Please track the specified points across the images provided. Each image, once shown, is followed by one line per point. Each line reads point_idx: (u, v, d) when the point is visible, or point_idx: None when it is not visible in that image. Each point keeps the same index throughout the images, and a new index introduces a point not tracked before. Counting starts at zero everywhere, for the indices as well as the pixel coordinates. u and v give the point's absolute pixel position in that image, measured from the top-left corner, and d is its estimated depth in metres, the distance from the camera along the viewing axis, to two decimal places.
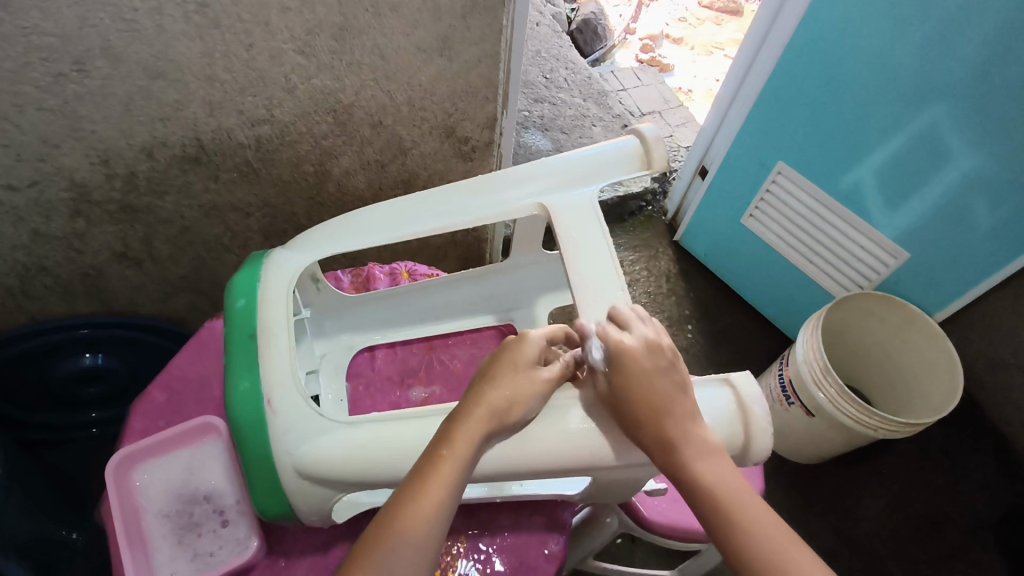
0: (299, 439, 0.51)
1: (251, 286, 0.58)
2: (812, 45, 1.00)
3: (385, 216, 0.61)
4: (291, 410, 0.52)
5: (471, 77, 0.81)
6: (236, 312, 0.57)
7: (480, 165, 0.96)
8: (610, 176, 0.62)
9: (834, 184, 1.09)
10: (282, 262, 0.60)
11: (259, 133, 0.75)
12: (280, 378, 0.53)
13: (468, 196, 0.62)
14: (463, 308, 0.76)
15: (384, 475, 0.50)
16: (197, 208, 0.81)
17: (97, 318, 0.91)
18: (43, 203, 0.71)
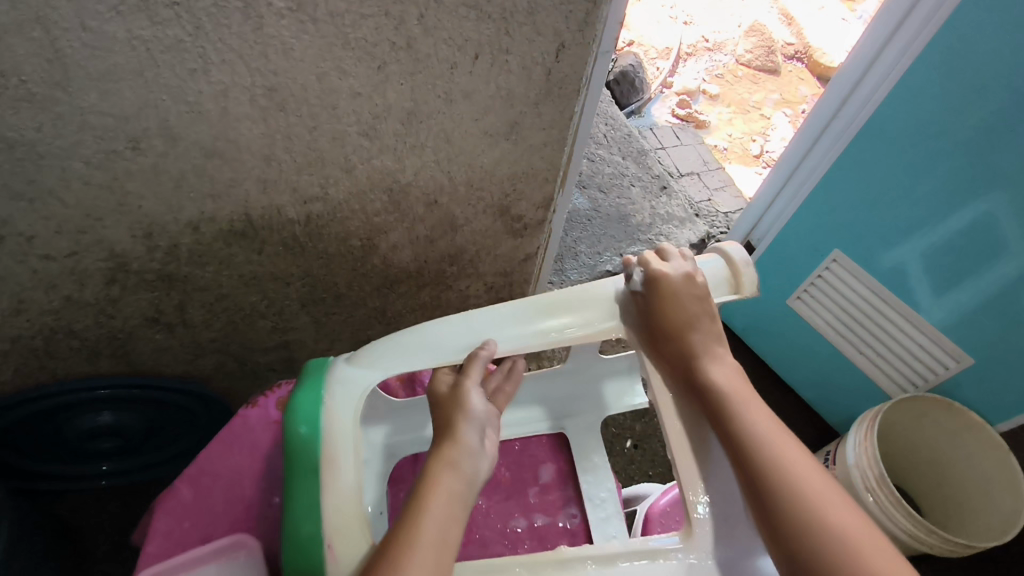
0: None
1: (314, 410, 0.53)
2: (879, 135, 0.96)
3: (456, 332, 0.56)
4: (350, 560, 0.49)
5: (534, 160, 0.77)
6: (297, 440, 0.52)
7: (528, 241, 0.93)
8: (696, 301, 0.58)
9: (884, 268, 1.04)
10: (347, 380, 0.56)
11: (310, 210, 0.71)
12: (345, 524, 0.50)
13: (545, 316, 0.56)
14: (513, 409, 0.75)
15: None
16: (236, 277, 0.77)
17: (119, 379, 0.87)
18: (79, 271, 0.67)
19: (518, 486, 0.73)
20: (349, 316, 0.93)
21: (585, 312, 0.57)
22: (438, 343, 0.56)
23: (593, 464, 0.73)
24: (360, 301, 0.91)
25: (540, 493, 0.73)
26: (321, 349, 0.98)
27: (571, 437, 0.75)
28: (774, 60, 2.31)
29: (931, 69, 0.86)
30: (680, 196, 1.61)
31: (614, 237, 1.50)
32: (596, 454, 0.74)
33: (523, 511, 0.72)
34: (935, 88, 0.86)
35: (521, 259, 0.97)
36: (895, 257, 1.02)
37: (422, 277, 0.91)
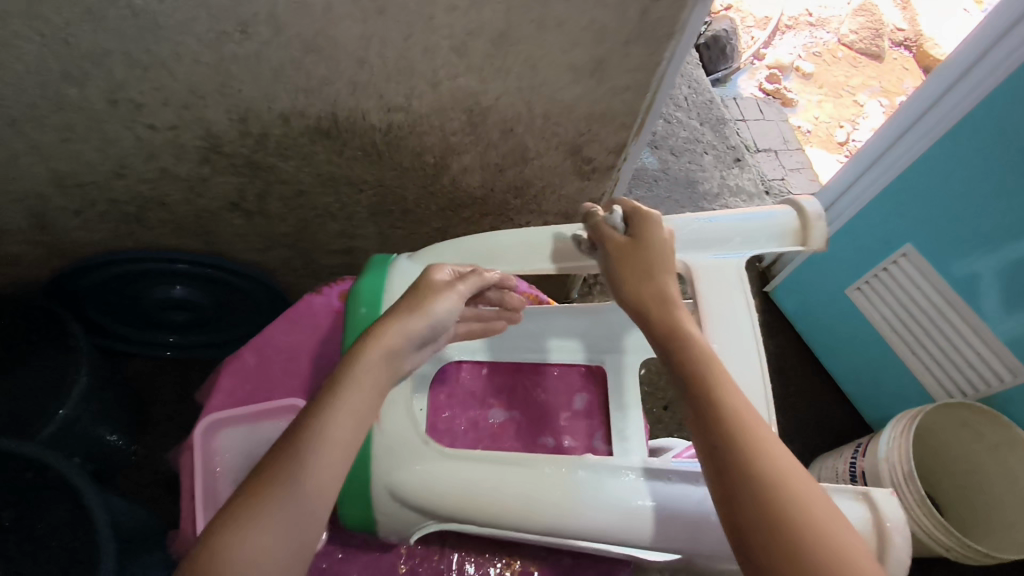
0: (395, 465, 0.55)
1: (375, 293, 0.61)
2: (978, 133, 0.91)
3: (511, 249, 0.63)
4: (392, 430, 0.56)
5: (614, 102, 0.78)
6: (358, 317, 0.60)
7: (593, 186, 0.94)
8: (759, 246, 0.59)
9: (958, 273, 1.01)
10: (408, 274, 0.62)
11: (392, 118, 0.73)
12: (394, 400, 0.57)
13: (587, 244, 0.62)
14: (553, 334, 0.74)
15: (458, 507, 0.52)
16: (314, 175, 0.81)
17: (195, 256, 0.94)
18: (177, 146, 0.72)
19: (551, 408, 0.72)
20: (412, 232, 0.97)
21: None
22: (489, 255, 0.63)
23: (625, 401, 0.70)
24: (424, 219, 0.94)
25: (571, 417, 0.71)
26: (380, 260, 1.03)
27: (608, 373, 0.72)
28: (879, 44, 2.16)
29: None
30: (752, 171, 1.57)
31: (678, 201, 1.48)
32: (629, 394, 0.71)
33: (553, 434, 0.70)
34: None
35: (583, 203, 0.98)
36: (970, 265, 0.98)
37: (486, 205, 0.94)
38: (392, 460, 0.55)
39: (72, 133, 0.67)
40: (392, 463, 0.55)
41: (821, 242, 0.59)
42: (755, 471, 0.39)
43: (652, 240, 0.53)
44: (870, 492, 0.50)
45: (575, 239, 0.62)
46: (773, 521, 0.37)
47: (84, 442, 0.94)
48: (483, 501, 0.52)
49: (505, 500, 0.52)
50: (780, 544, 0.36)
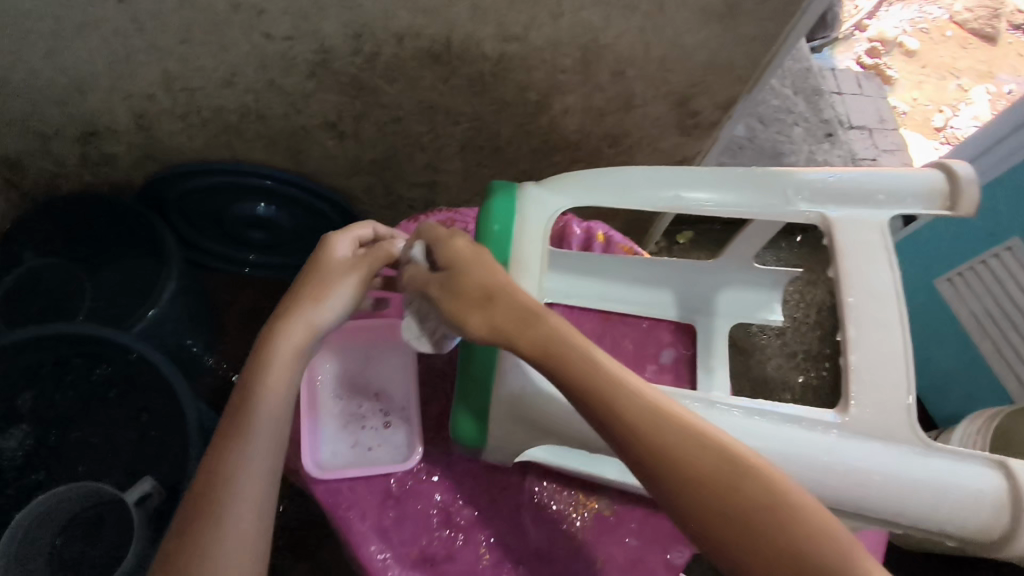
0: (521, 376, 0.53)
1: (508, 212, 0.57)
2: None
3: (649, 179, 0.58)
4: (521, 343, 0.54)
5: (735, 52, 0.74)
6: (489, 234, 0.56)
7: (692, 143, 0.91)
8: (906, 206, 0.57)
9: None
10: (538, 201, 0.58)
11: (505, 49, 0.71)
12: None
13: (734, 186, 0.57)
14: (652, 287, 0.71)
15: (583, 429, 0.51)
16: (415, 102, 0.79)
17: (286, 175, 0.95)
18: (288, 57, 0.71)
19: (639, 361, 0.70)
20: (499, 172, 0.96)
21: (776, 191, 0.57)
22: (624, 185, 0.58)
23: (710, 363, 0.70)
24: (514, 160, 0.93)
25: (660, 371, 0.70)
26: (462, 198, 1.02)
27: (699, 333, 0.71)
28: (994, 25, 2.00)
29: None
30: (843, 148, 1.50)
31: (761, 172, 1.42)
32: (716, 356, 0.70)
33: None
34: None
35: (677, 160, 0.95)
36: None
37: (579, 152, 0.91)
38: (520, 372, 0.53)
39: (190, 34, 0.67)
40: (517, 378, 0.53)
41: (971, 207, 0.55)
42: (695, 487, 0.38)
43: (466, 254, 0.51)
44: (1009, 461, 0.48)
45: (721, 180, 0.57)
46: (731, 524, 0.37)
47: (168, 340, 0.98)
48: None
49: None
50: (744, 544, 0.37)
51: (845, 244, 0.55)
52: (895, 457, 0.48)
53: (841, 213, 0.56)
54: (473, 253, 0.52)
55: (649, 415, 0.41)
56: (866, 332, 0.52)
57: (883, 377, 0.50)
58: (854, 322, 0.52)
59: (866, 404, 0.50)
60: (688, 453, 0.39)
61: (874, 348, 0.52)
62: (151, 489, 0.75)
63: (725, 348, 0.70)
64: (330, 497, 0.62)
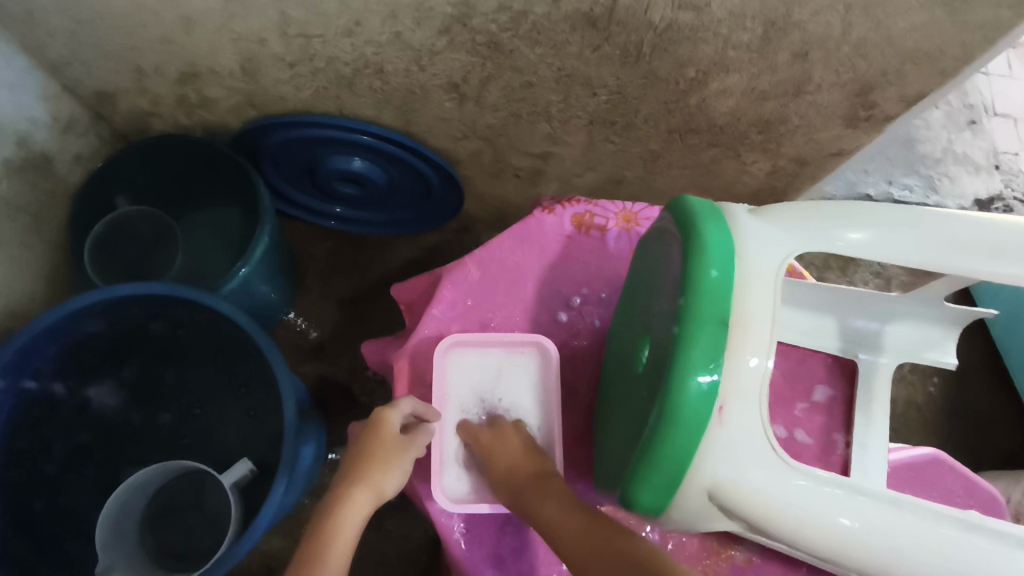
0: (734, 463, 0.45)
1: (728, 253, 0.47)
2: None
3: (890, 227, 0.49)
4: (738, 426, 0.45)
5: (953, 40, 0.61)
6: (709, 282, 0.46)
7: (854, 137, 0.79)
8: None
9: None
10: (762, 237, 0.49)
11: (677, 18, 0.60)
12: (745, 393, 0.45)
13: (1002, 248, 0.48)
14: (811, 312, 0.63)
15: (795, 534, 0.45)
16: (554, 69, 0.70)
17: (389, 132, 0.86)
18: (423, 10, 0.62)
19: (786, 396, 0.63)
20: (623, 150, 0.85)
21: None
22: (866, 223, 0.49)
23: (872, 409, 0.61)
24: (643, 139, 0.83)
25: (811, 412, 0.63)
26: (574, 172, 0.92)
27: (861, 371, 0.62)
28: None
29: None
30: (985, 140, 1.33)
31: (890, 159, 1.28)
32: (878, 401, 0.61)
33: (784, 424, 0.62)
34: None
35: (829, 153, 0.83)
36: None
37: (720, 136, 0.81)
38: (730, 459, 0.45)
39: None
40: (727, 464, 0.45)
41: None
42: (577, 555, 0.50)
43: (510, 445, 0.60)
44: None
45: (988, 238, 0.48)
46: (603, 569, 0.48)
47: (255, 299, 0.93)
48: (827, 538, 0.44)
49: (851, 541, 0.44)
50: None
51: None
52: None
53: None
54: (505, 451, 0.59)
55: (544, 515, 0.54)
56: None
57: None
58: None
59: None
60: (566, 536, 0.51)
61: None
62: (247, 471, 0.73)
63: (889, 391, 0.61)
64: (445, 521, 0.62)
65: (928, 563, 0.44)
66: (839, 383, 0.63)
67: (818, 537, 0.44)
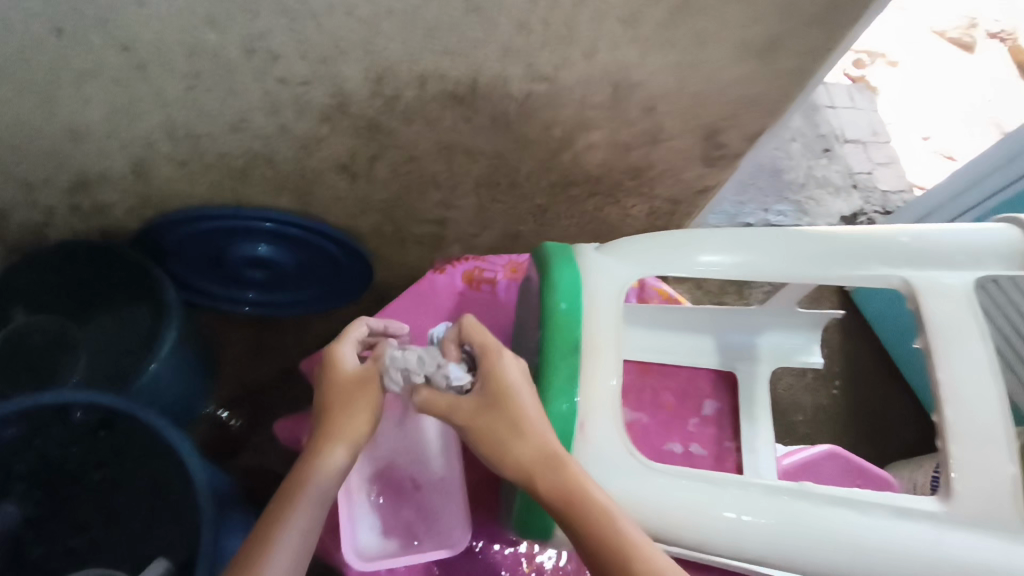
0: (603, 473, 0.54)
1: (574, 288, 0.58)
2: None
3: (719, 247, 0.60)
4: (600, 437, 0.55)
5: (769, 87, 0.71)
6: (559, 314, 0.57)
7: (714, 174, 0.88)
8: (986, 267, 0.59)
9: None
10: (606, 271, 0.60)
11: (532, 89, 0.68)
12: (603, 403, 0.55)
13: (808, 253, 0.60)
14: (688, 333, 0.69)
15: (669, 529, 0.52)
16: (433, 143, 0.76)
17: (289, 217, 0.90)
18: (302, 102, 0.67)
19: (681, 413, 0.67)
20: (514, 207, 0.92)
21: (848, 255, 0.59)
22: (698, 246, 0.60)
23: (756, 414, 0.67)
24: (529, 196, 0.90)
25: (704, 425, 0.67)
26: (473, 232, 0.98)
27: (742, 381, 0.68)
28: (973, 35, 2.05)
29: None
30: (839, 164, 1.51)
31: (762, 189, 1.42)
32: (759, 405, 0.67)
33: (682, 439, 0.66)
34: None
35: (696, 190, 0.93)
36: None
37: (599, 186, 0.88)
38: (600, 469, 0.54)
39: (198, 81, 0.63)
40: (598, 472, 0.54)
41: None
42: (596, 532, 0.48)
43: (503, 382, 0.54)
44: None
45: (794, 248, 0.60)
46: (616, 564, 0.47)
47: (166, 397, 0.91)
48: (698, 528, 0.52)
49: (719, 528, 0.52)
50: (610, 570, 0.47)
51: (928, 309, 0.57)
52: (1002, 549, 0.49)
53: (919, 278, 0.58)
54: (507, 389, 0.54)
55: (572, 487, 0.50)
56: (966, 411, 0.53)
57: (986, 487, 0.50)
58: (951, 404, 0.53)
59: (968, 496, 0.50)
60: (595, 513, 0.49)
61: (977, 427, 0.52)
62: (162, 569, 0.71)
63: (768, 395, 0.67)
64: None
65: (787, 536, 0.51)
66: (723, 394, 0.68)
67: (690, 527, 0.52)
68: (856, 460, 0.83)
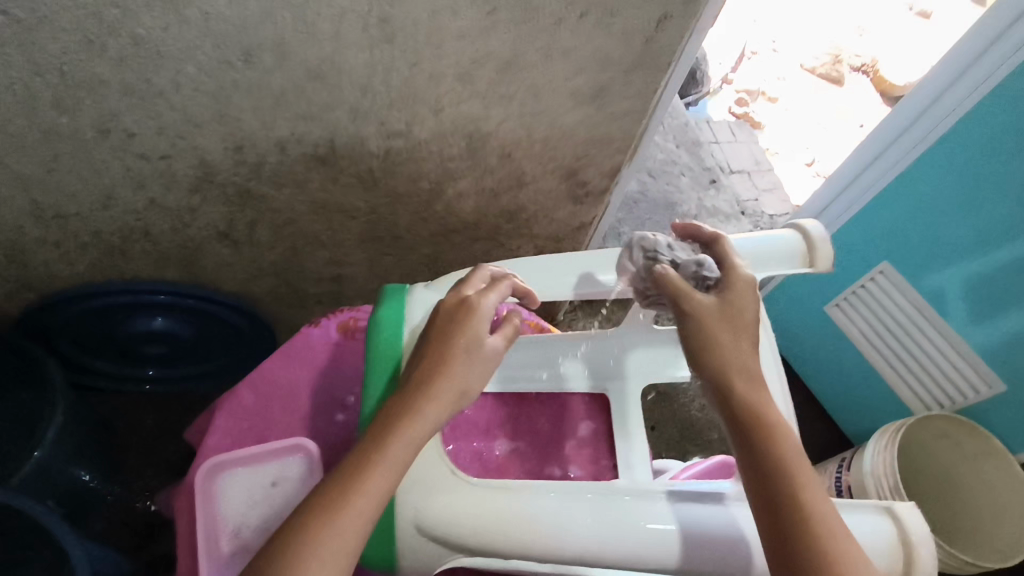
0: (427, 494, 0.54)
1: (397, 322, 0.57)
2: (965, 147, 0.93)
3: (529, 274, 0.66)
4: (425, 462, 0.55)
5: (611, 128, 0.78)
6: (380, 348, 0.56)
7: (586, 209, 0.95)
8: (772, 268, 0.65)
9: (921, 278, 1.05)
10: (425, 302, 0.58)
11: (391, 145, 0.73)
12: (425, 434, 0.56)
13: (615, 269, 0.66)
14: (554, 362, 0.72)
15: (493, 542, 0.52)
16: (308, 203, 0.79)
17: (178, 288, 0.90)
18: (167, 175, 0.69)
19: (558, 436, 0.73)
20: (403, 257, 0.96)
21: None
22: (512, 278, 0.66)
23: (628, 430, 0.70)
24: (416, 246, 0.94)
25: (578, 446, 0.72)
26: (369, 287, 1.01)
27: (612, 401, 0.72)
28: (838, 69, 2.24)
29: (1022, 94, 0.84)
30: (727, 192, 1.61)
31: (657, 223, 1.50)
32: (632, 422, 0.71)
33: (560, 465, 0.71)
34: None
35: (575, 226, 0.99)
36: (938, 279, 1.03)
37: (479, 230, 0.93)
38: (422, 491, 0.54)
39: (57, 164, 0.65)
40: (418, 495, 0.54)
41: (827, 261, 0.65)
42: (773, 484, 0.47)
43: (706, 314, 0.54)
44: (897, 509, 0.54)
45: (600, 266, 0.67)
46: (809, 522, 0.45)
47: (58, 485, 0.88)
48: (519, 533, 0.52)
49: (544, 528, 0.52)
50: (794, 519, 0.46)
51: None
52: None
53: None
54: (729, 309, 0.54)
55: (774, 445, 0.49)
56: None
57: None
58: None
59: None
60: (788, 467, 0.48)
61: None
62: None
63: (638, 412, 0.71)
64: None
65: (602, 530, 0.52)
66: (596, 415, 0.73)
67: (511, 533, 0.52)
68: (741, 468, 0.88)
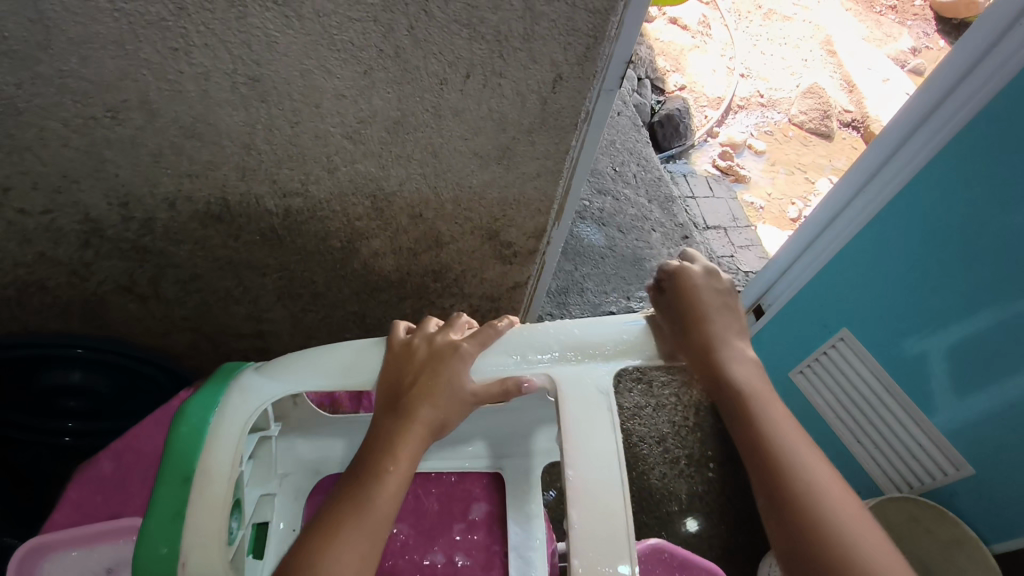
0: None
1: (207, 410, 0.53)
2: (927, 198, 0.84)
3: (359, 353, 0.58)
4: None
5: (526, 189, 0.74)
6: (178, 438, 0.51)
7: (518, 270, 0.90)
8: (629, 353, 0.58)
9: (899, 349, 0.93)
10: (251, 389, 0.56)
11: (289, 204, 0.70)
12: (208, 543, 0.48)
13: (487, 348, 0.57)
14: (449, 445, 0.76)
15: None
16: (211, 260, 0.77)
17: (94, 342, 0.88)
18: (53, 230, 0.67)
19: (445, 519, 0.75)
20: (328, 315, 0.92)
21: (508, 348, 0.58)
22: (343, 358, 0.58)
23: (523, 515, 0.74)
24: (338, 304, 0.90)
25: (466, 530, 0.74)
26: (296, 345, 0.97)
27: (507, 481, 0.76)
28: (829, 124, 2.19)
29: (985, 139, 0.75)
30: (701, 248, 1.55)
31: (623, 278, 1.45)
32: (530, 502, 0.75)
33: (444, 548, 0.73)
34: (1003, 165, 0.74)
35: (509, 286, 0.94)
36: (918, 347, 0.90)
37: (404, 290, 0.90)
38: None
39: None
40: None
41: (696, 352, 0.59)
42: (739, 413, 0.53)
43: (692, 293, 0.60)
44: None
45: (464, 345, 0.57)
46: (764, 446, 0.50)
47: None
48: None
49: None
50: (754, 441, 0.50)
51: (568, 399, 0.54)
52: None
53: (563, 370, 0.56)
54: (709, 298, 0.60)
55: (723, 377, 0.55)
56: (590, 510, 0.48)
57: (604, 551, 0.47)
58: (577, 502, 0.48)
59: None
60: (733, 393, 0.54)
61: (598, 508, 0.48)
62: None
63: (531, 493, 0.75)
64: None
65: None
66: (490, 499, 0.76)
67: None
68: (678, 554, 0.79)
